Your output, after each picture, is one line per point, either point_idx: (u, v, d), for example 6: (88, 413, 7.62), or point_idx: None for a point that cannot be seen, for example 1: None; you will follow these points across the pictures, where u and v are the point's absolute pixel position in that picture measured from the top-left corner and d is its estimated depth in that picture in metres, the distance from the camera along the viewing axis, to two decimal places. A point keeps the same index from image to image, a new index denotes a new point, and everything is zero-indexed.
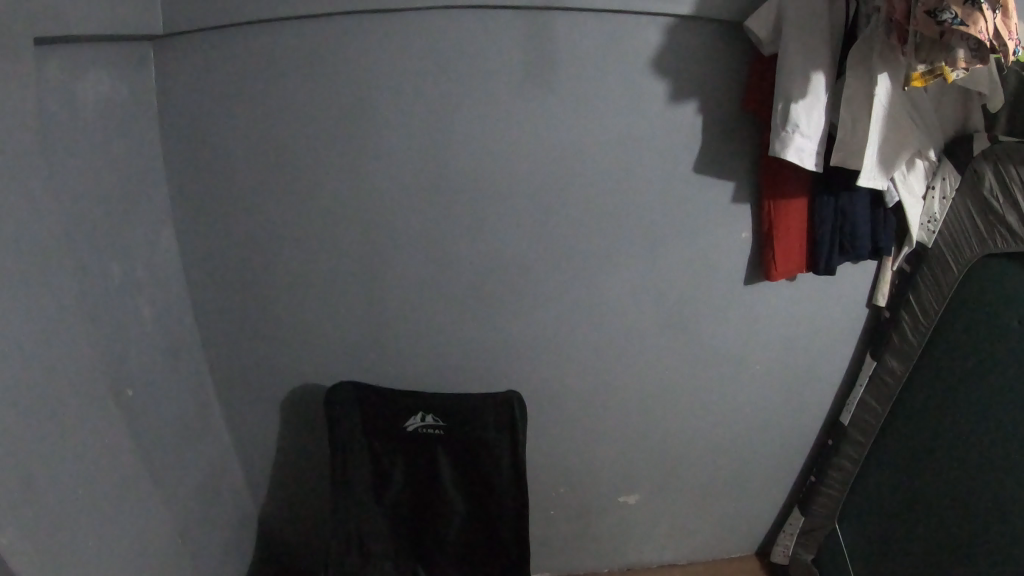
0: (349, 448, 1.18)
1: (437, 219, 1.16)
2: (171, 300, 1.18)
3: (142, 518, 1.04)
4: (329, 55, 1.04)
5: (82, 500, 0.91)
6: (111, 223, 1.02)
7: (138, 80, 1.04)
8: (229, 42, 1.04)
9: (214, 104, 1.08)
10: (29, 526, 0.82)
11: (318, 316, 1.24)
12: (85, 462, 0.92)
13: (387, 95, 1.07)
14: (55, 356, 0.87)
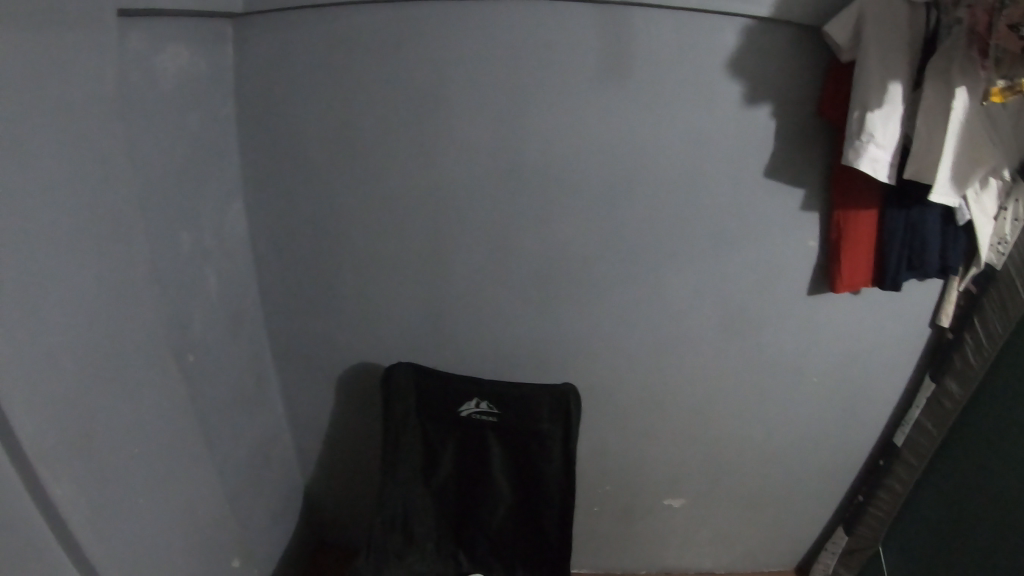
0: (402, 427, 1.17)
1: (502, 209, 1.16)
2: (236, 273, 1.20)
3: (195, 481, 1.07)
4: (405, 40, 1.05)
5: (138, 463, 0.94)
6: (184, 193, 1.05)
7: (216, 56, 1.07)
8: (306, 23, 1.05)
9: (288, 83, 1.09)
10: (84, 482, 0.85)
11: (378, 297, 1.26)
12: (145, 426, 0.95)
13: (459, 83, 1.07)
14: (121, 322, 0.90)
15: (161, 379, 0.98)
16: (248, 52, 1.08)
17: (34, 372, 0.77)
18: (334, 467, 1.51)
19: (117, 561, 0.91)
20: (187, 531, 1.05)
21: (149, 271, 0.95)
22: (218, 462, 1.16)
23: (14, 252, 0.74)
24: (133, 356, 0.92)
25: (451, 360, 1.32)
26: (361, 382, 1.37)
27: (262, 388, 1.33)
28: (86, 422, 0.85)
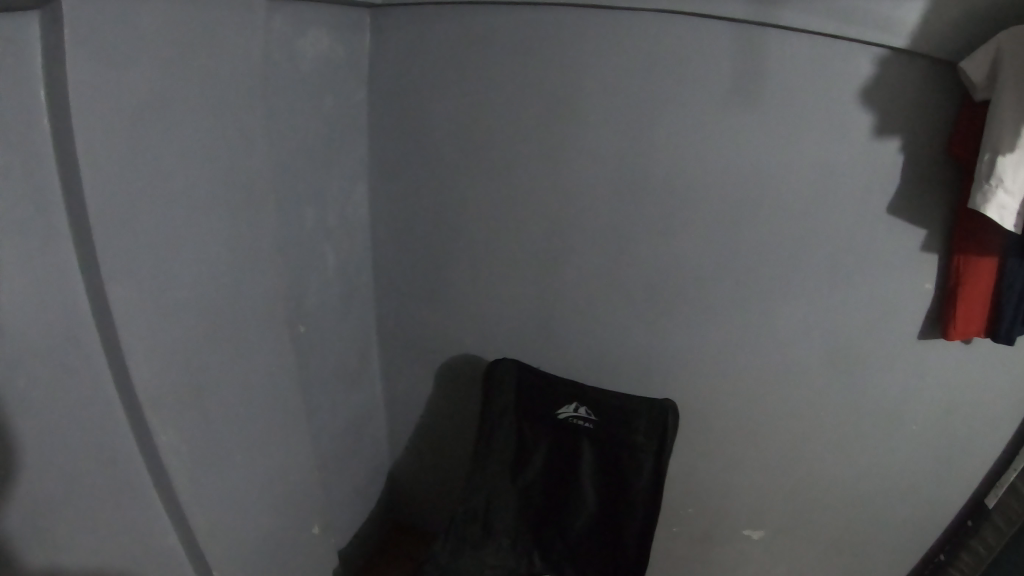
0: (499, 419, 1.23)
1: (614, 217, 1.19)
2: (347, 244, 1.29)
3: (288, 436, 1.16)
4: (532, 45, 1.12)
5: (235, 416, 1.03)
6: (315, 169, 1.15)
7: (355, 41, 1.18)
8: (441, 18, 1.15)
9: (417, 71, 1.19)
10: (179, 421, 0.93)
11: (483, 284, 1.33)
12: (247, 381, 1.04)
13: (582, 87, 1.12)
14: (236, 280, 0.99)
15: (264, 340, 1.07)
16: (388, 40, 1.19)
17: (150, 314, 0.86)
18: (427, 451, 1.58)
19: (206, 505, 0.99)
20: (274, 483, 1.15)
21: (256, 234, 1.01)
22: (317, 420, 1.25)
23: (134, 200, 0.81)
24: (245, 312, 1.02)
25: (557, 363, 1.34)
26: (462, 372, 1.44)
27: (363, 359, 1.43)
28: (193, 368, 0.94)
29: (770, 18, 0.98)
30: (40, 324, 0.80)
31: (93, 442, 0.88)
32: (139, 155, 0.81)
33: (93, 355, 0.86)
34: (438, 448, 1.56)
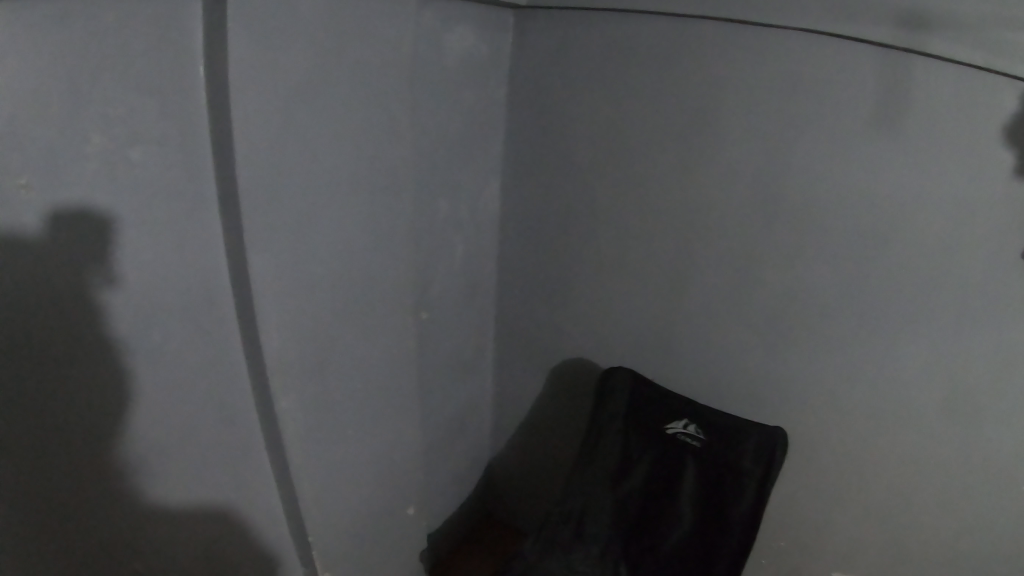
0: (606, 427, 1.26)
1: (741, 236, 1.17)
2: (472, 228, 1.38)
3: (400, 419, 1.21)
4: (663, 57, 1.15)
5: (355, 393, 1.08)
6: (450, 160, 1.25)
7: (496, 40, 1.28)
8: (574, 25, 1.22)
9: (550, 71, 1.28)
10: (299, 385, 0.98)
11: (604, 286, 1.36)
12: (369, 360, 1.10)
13: (709, 101, 1.13)
14: (370, 262, 1.04)
15: (389, 323, 1.12)
16: (528, 40, 1.28)
17: (286, 286, 0.92)
18: (529, 447, 1.62)
19: (314, 473, 1.05)
20: (382, 462, 1.20)
21: (384, 219, 1.04)
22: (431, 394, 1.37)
23: (268, 176, 0.85)
24: (375, 293, 1.07)
25: (670, 377, 1.35)
26: (574, 372, 1.46)
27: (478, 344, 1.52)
28: (319, 344, 0.99)
29: (917, 44, 0.93)
30: (190, 275, 0.89)
31: (213, 396, 0.95)
32: (281, 133, 0.85)
33: (225, 315, 0.94)
34: (541, 446, 1.59)
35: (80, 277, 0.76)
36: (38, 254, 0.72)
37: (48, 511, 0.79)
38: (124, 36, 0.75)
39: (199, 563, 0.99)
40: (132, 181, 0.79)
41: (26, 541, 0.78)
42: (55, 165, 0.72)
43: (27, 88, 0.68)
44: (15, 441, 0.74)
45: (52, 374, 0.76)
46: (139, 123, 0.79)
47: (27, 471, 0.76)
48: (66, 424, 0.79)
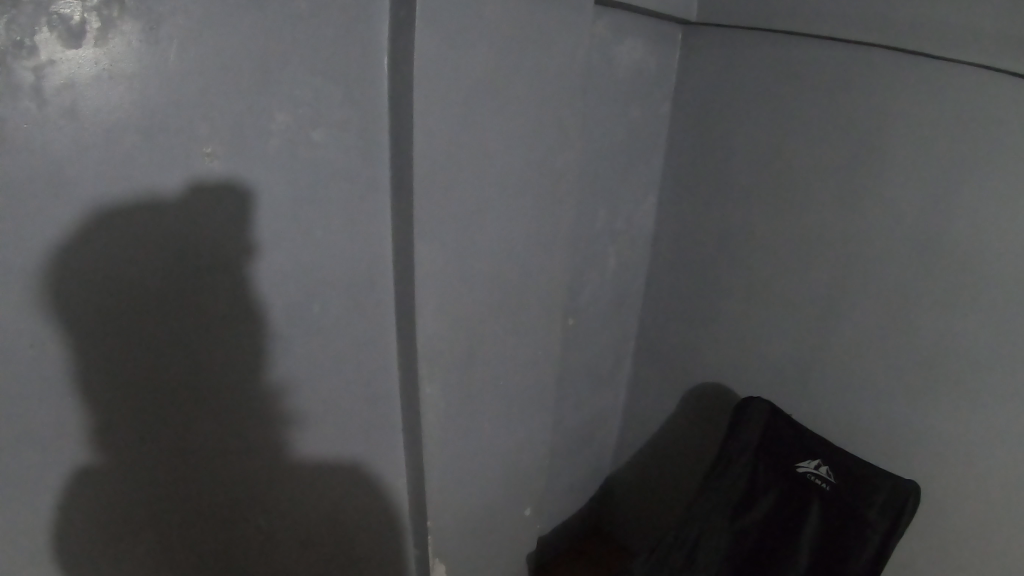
0: (734, 458, 1.25)
1: (893, 279, 1.12)
2: (626, 240, 1.40)
3: (532, 421, 1.23)
4: (830, 85, 1.13)
5: (495, 389, 1.12)
6: (613, 173, 1.30)
7: (665, 56, 1.30)
8: (742, 45, 1.22)
9: (713, 90, 1.29)
10: (439, 372, 1.01)
11: (748, 313, 1.34)
12: (513, 359, 1.12)
13: (874, 134, 1.10)
14: (526, 264, 1.07)
15: (536, 325, 1.14)
16: (694, 56, 1.30)
17: (444, 277, 0.96)
18: (652, 468, 1.61)
19: (444, 461, 1.09)
20: (509, 461, 1.22)
21: (537, 226, 1.06)
22: (568, 394, 1.42)
23: (430, 168, 0.88)
24: (528, 295, 1.10)
25: (808, 417, 1.30)
26: (709, 397, 1.45)
27: (618, 356, 1.54)
28: (467, 336, 1.03)
29: None
30: (351, 248, 0.96)
31: (355, 365, 1.03)
32: (450, 129, 0.88)
33: (383, 292, 1.02)
34: (664, 468, 1.58)
35: (247, 246, 0.86)
36: (213, 221, 0.82)
37: (195, 448, 0.90)
38: (313, 27, 0.84)
39: (323, 520, 1.08)
40: (309, 162, 0.88)
41: (172, 471, 0.88)
42: (239, 138, 0.81)
43: (221, 65, 0.78)
44: (169, 379, 0.85)
45: (213, 328, 0.87)
46: (321, 108, 0.88)
47: (181, 409, 0.87)
48: (217, 374, 0.89)
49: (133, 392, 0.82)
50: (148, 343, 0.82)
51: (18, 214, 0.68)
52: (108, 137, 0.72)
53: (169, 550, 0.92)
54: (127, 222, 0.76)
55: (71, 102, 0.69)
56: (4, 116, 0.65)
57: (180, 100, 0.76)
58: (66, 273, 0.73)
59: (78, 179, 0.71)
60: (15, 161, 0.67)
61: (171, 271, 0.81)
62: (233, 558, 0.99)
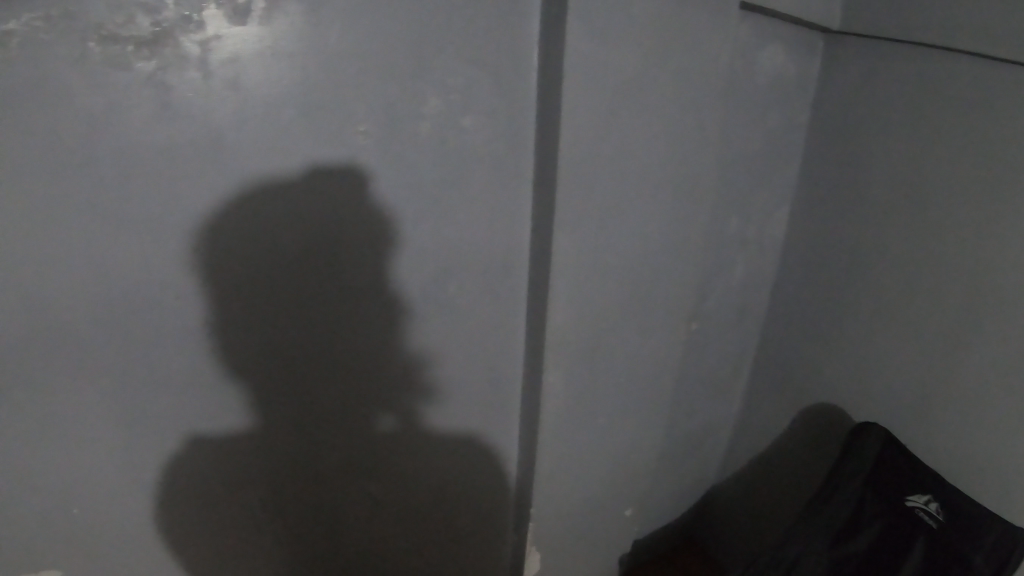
0: (844, 484, 1.21)
1: (1012, 314, 1.06)
2: (756, 252, 1.39)
3: (646, 421, 1.23)
4: (966, 104, 1.07)
5: (616, 385, 1.13)
6: (746, 180, 1.28)
7: (805, 63, 1.27)
8: (882, 56, 1.18)
9: (852, 101, 1.25)
10: (566, 362, 1.03)
11: (868, 336, 1.29)
12: (635, 357, 1.13)
13: (1006, 160, 1.03)
14: (656, 263, 1.07)
15: (662, 325, 1.14)
16: (836, 65, 1.26)
17: (577, 267, 0.98)
18: (757, 484, 1.58)
19: (556, 451, 1.11)
20: (619, 457, 1.23)
21: (671, 226, 1.06)
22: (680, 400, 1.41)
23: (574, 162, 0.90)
24: (656, 294, 1.10)
25: (922, 450, 1.25)
26: (832, 424, 1.39)
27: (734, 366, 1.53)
28: (593, 331, 1.04)
29: None
30: (488, 233, 1.00)
31: (482, 344, 1.08)
32: (591, 124, 0.90)
33: (517, 276, 1.05)
34: (769, 485, 1.56)
35: (396, 232, 0.93)
36: (361, 211, 0.90)
37: (316, 410, 1.00)
38: (468, 15, 0.86)
39: (432, 488, 1.16)
40: (457, 147, 0.93)
41: (297, 414, 0.99)
42: (394, 120, 0.87)
43: (377, 49, 0.83)
44: (306, 335, 0.94)
45: (353, 302, 0.95)
46: (473, 97, 0.91)
47: (309, 374, 0.97)
48: (348, 347, 0.98)
49: (275, 346, 0.93)
50: (293, 300, 0.91)
51: (175, 173, 0.78)
52: (267, 111, 0.79)
53: (280, 491, 1.04)
54: (280, 199, 0.85)
55: (233, 75, 0.76)
56: (170, 83, 0.74)
57: (335, 79, 0.82)
58: (230, 229, 0.83)
59: (235, 146, 0.79)
60: (175, 124, 0.76)
61: (322, 241, 0.89)
62: (340, 509, 1.10)
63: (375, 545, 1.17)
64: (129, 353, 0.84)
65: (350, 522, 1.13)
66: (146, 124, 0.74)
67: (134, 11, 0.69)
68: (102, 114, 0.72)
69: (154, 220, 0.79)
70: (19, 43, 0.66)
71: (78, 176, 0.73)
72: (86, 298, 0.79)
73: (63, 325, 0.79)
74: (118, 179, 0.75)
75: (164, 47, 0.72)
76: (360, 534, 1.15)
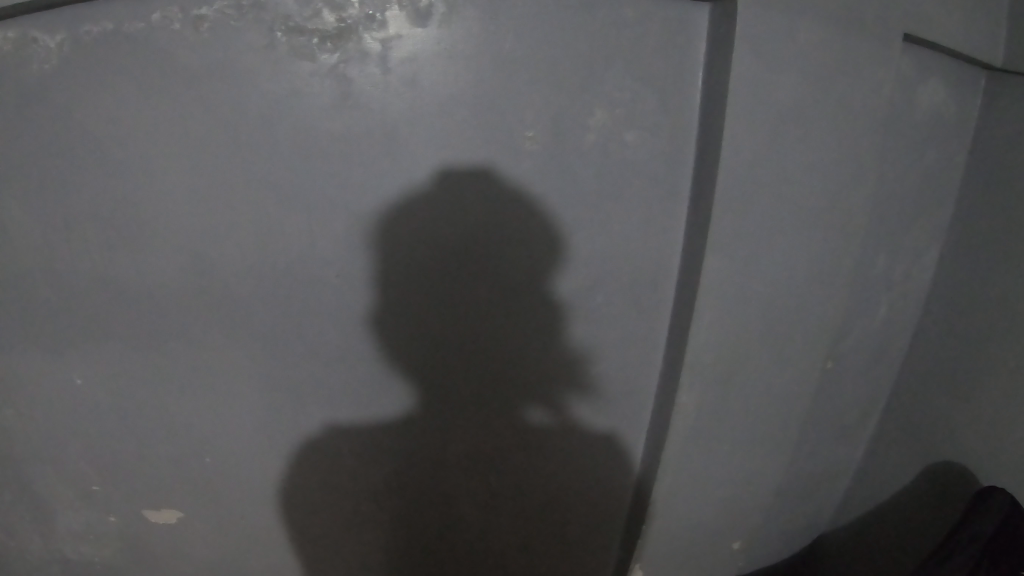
0: (960, 545, 1.15)
1: None
2: (901, 295, 1.35)
3: (769, 454, 1.21)
4: None
5: (746, 411, 1.12)
6: (899, 220, 1.26)
7: (966, 101, 1.23)
8: None
9: (1012, 143, 1.20)
10: (705, 382, 1.04)
11: (1006, 389, 1.24)
12: (766, 387, 1.12)
13: None
14: (799, 294, 1.06)
15: (799, 359, 1.12)
16: (999, 106, 1.22)
17: (721, 290, 0.98)
18: (876, 542, 1.51)
19: (677, 471, 1.11)
20: (738, 487, 1.22)
21: (817, 257, 1.04)
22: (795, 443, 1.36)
23: (737, 182, 0.93)
24: (797, 327, 1.09)
25: None
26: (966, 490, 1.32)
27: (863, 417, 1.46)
28: (729, 355, 1.04)
29: None
30: (643, 252, 1.01)
31: (626, 365, 1.08)
32: (747, 145, 0.92)
33: (665, 298, 1.04)
34: (883, 544, 1.49)
35: (556, 224, 0.97)
36: (522, 212, 0.95)
37: (454, 383, 1.05)
38: (637, 32, 0.91)
39: (552, 494, 1.15)
40: (619, 161, 0.95)
41: (435, 384, 1.05)
42: (561, 127, 0.93)
43: (548, 58, 0.90)
44: (456, 309, 1.00)
45: (505, 288, 0.99)
46: (638, 113, 0.94)
47: (454, 348, 1.03)
48: (495, 330, 1.02)
49: (429, 314, 1.00)
50: (450, 275, 0.98)
51: (355, 156, 0.91)
52: (444, 109, 0.89)
53: (406, 457, 1.10)
54: (454, 181, 0.92)
55: (412, 73, 0.87)
56: (351, 75, 0.87)
57: (508, 84, 0.90)
58: (413, 201, 0.93)
59: (408, 137, 0.90)
60: (353, 112, 0.89)
61: (486, 224, 0.95)
62: (457, 496, 1.14)
63: (483, 539, 1.18)
64: (292, 299, 0.98)
65: (465, 517, 1.16)
66: (328, 109, 0.88)
67: (320, 8, 0.84)
68: (287, 97, 0.88)
69: (325, 195, 0.93)
70: (210, 27, 0.86)
71: (264, 147, 0.91)
72: (258, 249, 0.96)
73: (234, 265, 0.97)
74: (297, 153, 0.91)
75: (347, 42, 0.85)
76: (472, 533, 1.18)
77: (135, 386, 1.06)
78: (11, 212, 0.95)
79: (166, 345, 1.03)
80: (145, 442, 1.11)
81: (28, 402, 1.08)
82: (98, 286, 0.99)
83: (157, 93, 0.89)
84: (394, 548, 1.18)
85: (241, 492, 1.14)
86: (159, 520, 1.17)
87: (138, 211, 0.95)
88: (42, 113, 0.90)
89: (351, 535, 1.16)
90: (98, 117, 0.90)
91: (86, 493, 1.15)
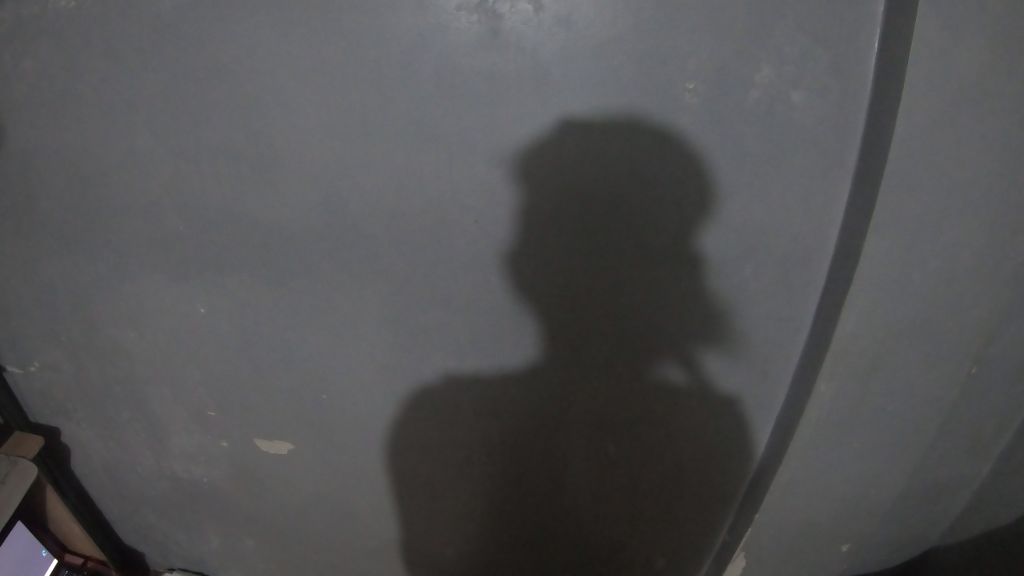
0: None
1: None
2: None
3: (906, 451, 1.13)
4: None
5: (885, 406, 1.05)
6: None
7: None
8: None
9: None
10: (844, 371, 0.98)
11: None
12: (911, 382, 1.04)
13: None
14: (965, 286, 0.96)
15: (954, 359, 1.03)
16: None
17: (880, 278, 0.91)
18: None
19: (801, 457, 1.07)
20: (866, 482, 1.15)
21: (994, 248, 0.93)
22: (936, 456, 1.24)
23: (909, 164, 0.84)
24: (957, 323, 0.99)
25: None
26: None
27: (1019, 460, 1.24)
28: (875, 347, 0.97)
29: None
30: (800, 222, 0.93)
31: (773, 337, 1.02)
32: (924, 125, 0.81)
33: (815, 278, 0.97)
34: None
35: (719, 181, 0.90)
36: (685, 167, 0.89)
37: (591, 334, 1.03)
38: None
39: (674, 452, 1.14)
40: (784, 121, 0.87)
41: (574, 331, 1.03)
42: (724, 81, 0.84)
43: (714, 9, 0.81)
44: (606, 260, 0.97)
45: (661, 243, 0.95)
46: (810, 71, 0.84)
47: (597, 299, 1.00)
48: (641, 286, 0.98)
49: (576, 260, 0.97)
50: (602, 225, 0.94)
51: (499, 96, 0.86)
52: (599, 52, 0.83)
53: (532, 397, 1.11)
54: (610, 125, 0.87)
55: (566, 12, 0.81)
56: (501, 12, 0.81)
57: (669, 30, 0.82)
58: (570, 140, 0.88)
59: (558, 79, 0.85)
60: (500, 51, 0.84)
61: (646, 174, 0.90)
62: (578, 439, 1.15)
63: (600, 481, 1.20)
64: (425, 241, 0.97)
65: (580, 463, 1.18)
66: (473, 47, 0.84)
67: None
68: (429, 30, 0.83)
69: (468, 136, 0.89)
70: None
71: (404, 81, 0.87)
72: (395, 189, 0.94)
73: (367, 205, 0.96)
74: (438, 90, 0.87)
75: None
76: (589, 475, 1.20)
77: (263, 316, 1.10)
78: (143, 139, 0.97)
79: (295, 280, 1.05)
80: (265, 374, 1.16)
81: (153, 326, 1.15)
82: (230, 218, 1.01)
83: (289, 25, 0.86)
84: (507, 476, 1.22)
85: (351, 425, 1.20)
86: (270, 450, 1.27)
87: (271, 144, 0.94)
88: (177, 42, 0.89)
89: (468, 467, 1.22)
90: (226, 49, 0.88)
91: (203, 416, 1.25)
